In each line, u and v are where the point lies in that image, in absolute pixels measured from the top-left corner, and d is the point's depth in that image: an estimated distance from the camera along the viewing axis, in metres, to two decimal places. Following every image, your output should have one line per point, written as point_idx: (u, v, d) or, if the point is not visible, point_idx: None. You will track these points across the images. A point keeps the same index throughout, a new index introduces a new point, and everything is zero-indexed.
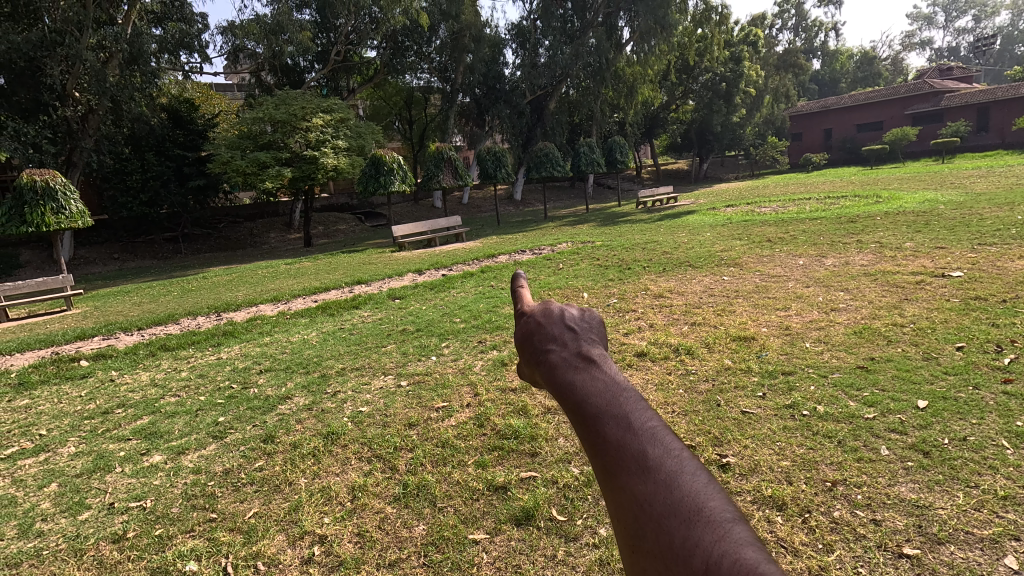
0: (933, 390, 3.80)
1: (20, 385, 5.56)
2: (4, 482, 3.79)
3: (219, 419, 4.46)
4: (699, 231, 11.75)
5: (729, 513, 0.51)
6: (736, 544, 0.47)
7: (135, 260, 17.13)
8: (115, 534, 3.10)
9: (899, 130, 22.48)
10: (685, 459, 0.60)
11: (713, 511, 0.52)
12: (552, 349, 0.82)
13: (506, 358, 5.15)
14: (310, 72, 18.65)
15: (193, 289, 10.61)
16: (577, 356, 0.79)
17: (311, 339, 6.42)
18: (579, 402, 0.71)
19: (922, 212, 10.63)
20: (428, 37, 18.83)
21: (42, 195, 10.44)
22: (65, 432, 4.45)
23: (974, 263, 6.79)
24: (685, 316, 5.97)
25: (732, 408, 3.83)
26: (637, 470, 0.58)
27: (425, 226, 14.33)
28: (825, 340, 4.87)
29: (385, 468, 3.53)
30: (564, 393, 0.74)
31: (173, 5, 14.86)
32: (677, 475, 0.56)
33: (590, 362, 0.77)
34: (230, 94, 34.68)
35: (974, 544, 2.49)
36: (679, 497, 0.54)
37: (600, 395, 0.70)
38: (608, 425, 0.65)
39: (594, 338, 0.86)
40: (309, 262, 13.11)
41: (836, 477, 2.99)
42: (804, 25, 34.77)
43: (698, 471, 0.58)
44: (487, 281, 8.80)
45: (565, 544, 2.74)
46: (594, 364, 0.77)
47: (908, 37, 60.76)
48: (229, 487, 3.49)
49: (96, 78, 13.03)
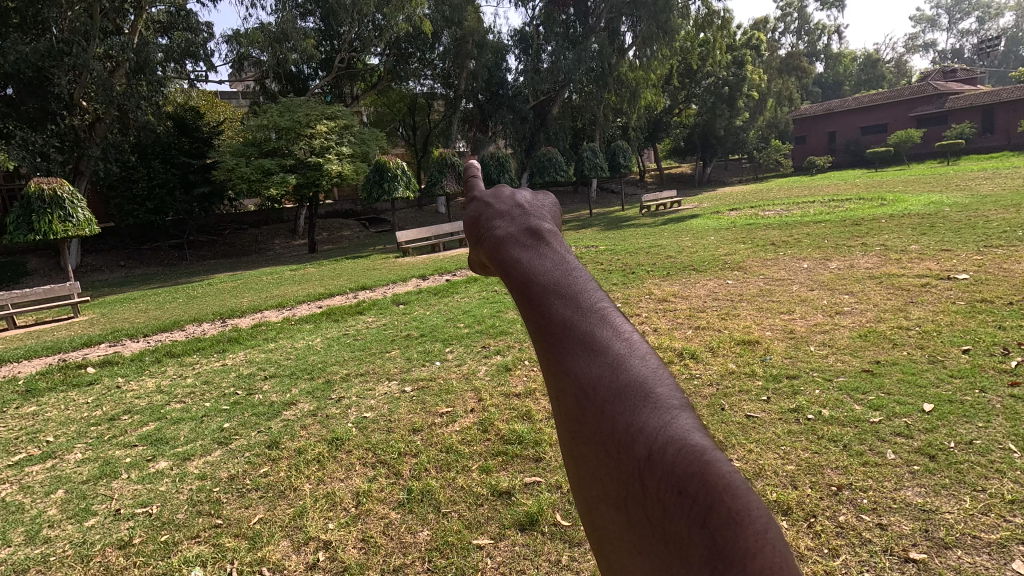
0: (939, 393, 3.77)
1: (27, 392, 5.59)
2: (12, 489, 3.81)
3: (224, 425, 4.48)
4: (702, 235, 11.73)
5: (671, 397, 0.65)
6: (676, 426, 0.61)
7: (141, 267, 17.23)
8: (121, 540, 3.12)
9: (903, 133, 22.43)
10: (633, 347, 0.72)
11: (662, 395, 0.65)
12: (501, 226, 0.92)
13: (510, 363, 5.15)
14: (315, 78, 19.18)
15: (198, 296, 10.68)
16: (530, 240, 0.87)
17: (316, 345, 6.45)
18: (531, 284, 0.80)
19: (928, 214, 10.59)
20: (431, 43, 18.93)
21: (50, 203, 10.53)
22: (72, 439, 4.48)
23: (979, 265, 6.76)
24: (689, 320, 5.97)
25: (736, 412, 3.82)
26: (586, 354, 0.70)
27: (430, 231, 14.36)
28: (830, 343, 4.86)
29: (389, 474, 3.53)
30: (512, 270, 0.84)
31: (179, 15, 15.00)
32: (625, 358, 0.70)
33: (543, 246, 0.86)
34: (235, 102, 35.01)
35: (982, 548, 2.48)
36: (624, 382, 0.66)
37: (550, 277, 0.79)
38: (559, 307, 0.75)
39: (543, 219, 0.94)
40: (314, 268, 13.17)
41: (842, 481, 2.98)
42: (807, 29, 34.77)
43: (642, 357, 0.71)
44: (491, 286, 8.82)
45: (569, 548, 2.74)
46: (546, 249, 0.86)
47: (912, 40, 60.35)
48: (235, 493, 3.50)
49: (103, 87, 13.16)
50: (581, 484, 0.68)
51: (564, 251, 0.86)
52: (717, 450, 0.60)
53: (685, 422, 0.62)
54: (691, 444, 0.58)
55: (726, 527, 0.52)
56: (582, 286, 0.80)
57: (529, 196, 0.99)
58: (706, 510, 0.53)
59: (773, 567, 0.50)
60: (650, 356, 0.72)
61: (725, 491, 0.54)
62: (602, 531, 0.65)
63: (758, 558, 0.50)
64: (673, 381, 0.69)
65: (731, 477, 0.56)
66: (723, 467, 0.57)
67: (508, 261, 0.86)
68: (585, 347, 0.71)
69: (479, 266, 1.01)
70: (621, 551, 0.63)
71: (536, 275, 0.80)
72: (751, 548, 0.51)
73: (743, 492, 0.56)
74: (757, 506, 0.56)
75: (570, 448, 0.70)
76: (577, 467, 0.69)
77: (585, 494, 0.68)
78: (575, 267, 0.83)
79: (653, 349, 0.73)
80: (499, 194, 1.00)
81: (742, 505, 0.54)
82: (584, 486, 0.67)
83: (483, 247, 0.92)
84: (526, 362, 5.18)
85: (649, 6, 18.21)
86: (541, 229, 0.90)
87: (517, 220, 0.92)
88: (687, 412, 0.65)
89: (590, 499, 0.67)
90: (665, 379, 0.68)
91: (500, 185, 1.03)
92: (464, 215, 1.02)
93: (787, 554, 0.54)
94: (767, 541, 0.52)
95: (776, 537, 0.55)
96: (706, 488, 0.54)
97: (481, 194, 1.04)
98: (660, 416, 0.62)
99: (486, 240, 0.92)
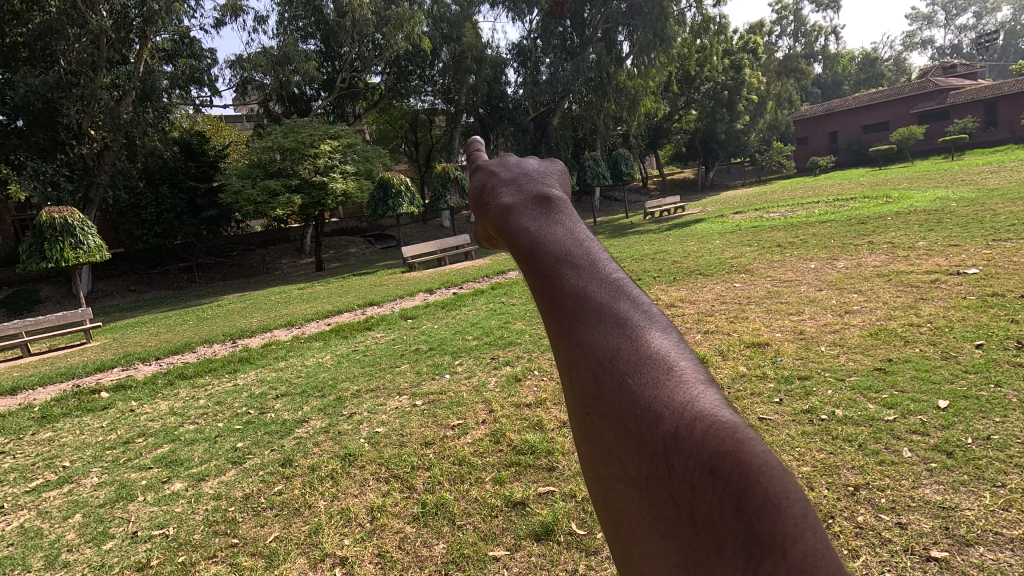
0: (954, 389, 3.74)
1: (43, 418, 5.65)
2: (30, 515, 3.84)
3: (237, 444, 4.51)
4: (708, 239, 11.74)
5: (691, 373, 0.67)
6: (704, 402, 0.62)
7: (150, 290, 17.38)
8: (140, 562, 3.14)
9: (906, 130, 22.46)
10: (651, 322, 0.74)
11: (682, 371, 0.67)
12: (507, 196, 0.95)
13: (520, 374, 5.15)
14: (317, 99, 19.46)
15: (207, 317, 10.75)
16: (539, 210, 0.89)
17: (326, 362, 6.47)
18: (540, 252, 0.82)
19: (934, 210, 10.54)
20: (431, 60, 19.15)
21: (61, 231, 10.65)
22: (88, 463, 4.51)
23: (989, 259, 6.69)
24: (698, 325, 5.93)
25: (748, 415, 3.80)
26: (601, 326, 0.72)
27: (434, 246, 14.40)
28: (841, 343, 4.83)
29: (403, 488, 3.54)
30: (527, 244, 0.85)
31: (183, 43, 15.26)
32: (643, 333, 0.71)
33: (552, 215, 0.88)
34: (240, 125, 35.65)
35: (1005, 545, 2.45)
36: (644, 354, 0.68)
37: (560, 246, 0.82)
38: (568, 278, 0.78)
39: (551, 186, 0.96)
40: (320, 286, 13.29)
41: (859, 481, 2.95)
42: (803, 31, 34.93)
43: (660, 331, 0.73)
44: (498, 297, 8.83)
45: (586, 558, 2.73)
46: (555, 219, 0.88)
47: (909, 38, 59.82)
48: (250, 511, 3.51)
49: (110, 116, 13.39)
50: (597, 465, 0.68)
51: (575, 222, 0.89)
52: (747, 427, 0.61)
53: (712, 399, 0.63)
54: (721, 422, 0.59)
55: (764, 512, 0.53)
56: (594, 258, 0.82)
57: (537, 164, 1.03)
58: (741, 492, 0.54)
59: (815, 556, 0.51)
60: (665, 329, 0.75)
61: (760, 472, 0.55)
62: (621, 514, 0.65)
63: (798, 544, 0.51)
64: (693, 355, 0.72)
65: (765, 458, 0.57)
66: (756, 448, 0.58)
67: (517, 229, 0.87)
68: (600, 318, 0.73)
69: (486, 237, 1.03)
70: (639, 538, 0.63)
71: (545, 243, 0.82)
72: (790, 535, 0.52)
73: (777, 474, 0.57)
74: (795, 492, 0.57)
75: (583, 426, 0.71)
76: (592, 446, 0.69)
77: (598, 477, 0.68)
78: (583, 239, 0.86)
79: (669, 324, 0.76)
80: (507, 163, 1.04)
81: (777, 488, 0.55)
82: (600, 464, 0.68)
83: (490, 217, 0.95)
84: (536, 372, 5.18)
85: (644, 15, 18.36)
86: (550, 196, 0.92)
87: (525, 188, 0.95)
88: (710, 389, 0.66)
89: (606, 480, 0.67)
90: (683, 354, 0.71)
91: (507, 156, 1.07)
92: (471, 187, 1.05)
93: (827, 543, 0.55)
94: (807, 530, 0.53)
95: (816, 526, 0.56)
96: (741, 468, 0.55)
97: (487, 165, 1.08)
98: (686, 391, 0.63)
99: (493, 209, 0.95)
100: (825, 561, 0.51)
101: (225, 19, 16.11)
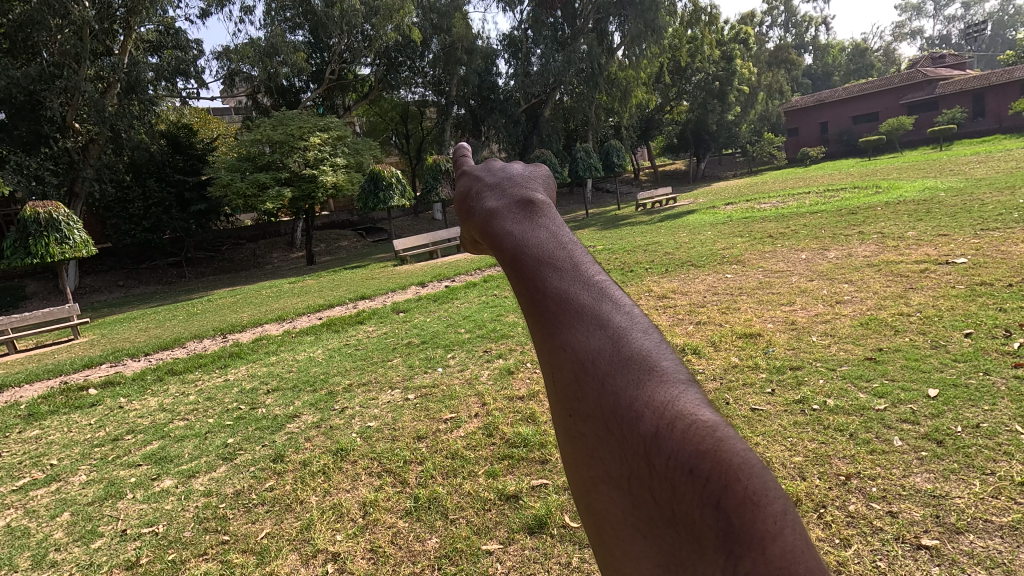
0: (943, 377, 3.77)
1: (29, 416, 5.56)
2: (17, 513, 3.79)
3: (228, 441, 4.45)
4: (700, 230, 11.74)
5: (672, 370, 0.65)
6: (684, 401, 0.60)
7: (139, 286, 17.18)
8: (128, 561, 3.10)
9: (895, 121, 22.52)
10: (634, 322, 0.71)
11: (665, 371, 0.64)
12: (490, 201, 0.93)
13: (513, 367, 5.13)
14: (306, 91, 19.23)
15: (197, 313, 10.64)
16: (522, 212, 0.87)
17: (317, 356, 6.43)
18: (521, 255, 0.79)
19: (923, 200, 10.59)
20: (420, 52, 18.96)
21: (46, 226, 10.47)
22: (77, 461, 4.45)
23: (978, 249, 6.73)
24: (690, 316, 5.94)
25: (741, 405, 3.80)
26: (583, 325, 0.70)
27: (426, 239, 14.29)
28: (831, 333, 4.84)
29: (395, 482, 3.51)
30: (510, 247, 0.82)
31: (168, 34, 15.05)
32: (626, 332, 0.69)
33: (535, 217, 0.86)
34: (228, 118, 35.27)
35: (994, 532, 2.47)
36: (627, 354, 0.66)
37: (542, 249, 0.79)
38: (551, 279, 0.74)
39: (535, 189, 0.94)
40: (311, 280, 13.19)
41: (849, 470, 2.97)
42: (794, 22, 34.87)
43: (644, 331, 0.71)
44: (490, 290, 8.81)
45: (579, 550, 2.72)
46: (539, 221, 0.85)
47: (900, 27, 59.75)
48: (241, 508, 3.47)
49: (94, 109, 13.16)
50: (580, 466, 0.65)
51: (557, 224, 0.86)
52: (730, 429, 0.58)
53: (692, 399, 0.61)
54: (701, 421, 0.56)
55: (743, 509, 0.49)
56: (576, 261, 0.79)
57: (522, 168, 1.00)
58: (719, 491, 0.51)
59: (794, 553, 0.48)
60: (650, 331, 0.72)
61: (739, 469, 0.52)
62: (603, 517, 0.63)
63: (778, 543, 0.48)
64: (675, 356, 0.69)
65: (743, 456, 0.54)
66: (736, 447, 0.55)
67: (499, 233, 0.85)
68: (580, 320, 0.70)
69: (471, 242, 1.01)
70: (623, 542, 0.60)
71: (527, 247, 0.80)
72: (768, 532, 0.49)
73: (758, 473, 0.54)
74: (774, 489, 0.54)
75: (567, 428, 0.68)
76: (576, 448, 0.66)
77: (580, 487, 0.65)
78: (566, 239, 0.83)
79: (653, 324, 0.73)
80: (491, 166, 1.02)
81: (757, 487, 0.51)
82: (584, 467, 0.65)
83: (474, 222, 0.92)
84: (529, 364, 5.17)
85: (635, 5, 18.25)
86: (534, 199, 0.90)
87: (509, 192, 0.92)
88: (692, 387, 0.65)
89: (589, 482, 0.64)
90: (665, 353, 0.68)
91: (492, 161, 1.05)
92: (455, 192, 1.03)
93: (807, 539, 0.52)
94: (787, 528, 0.50)
95: (795, 520, 0.53)
96: (720, 466, 0.52)
97: (472, 170, 1.05)
98: (667, 390, 0.61)
99: (477, 213, 0.92)
100: (809, 562, 0.48)
101: (211, 10, 15.88)
